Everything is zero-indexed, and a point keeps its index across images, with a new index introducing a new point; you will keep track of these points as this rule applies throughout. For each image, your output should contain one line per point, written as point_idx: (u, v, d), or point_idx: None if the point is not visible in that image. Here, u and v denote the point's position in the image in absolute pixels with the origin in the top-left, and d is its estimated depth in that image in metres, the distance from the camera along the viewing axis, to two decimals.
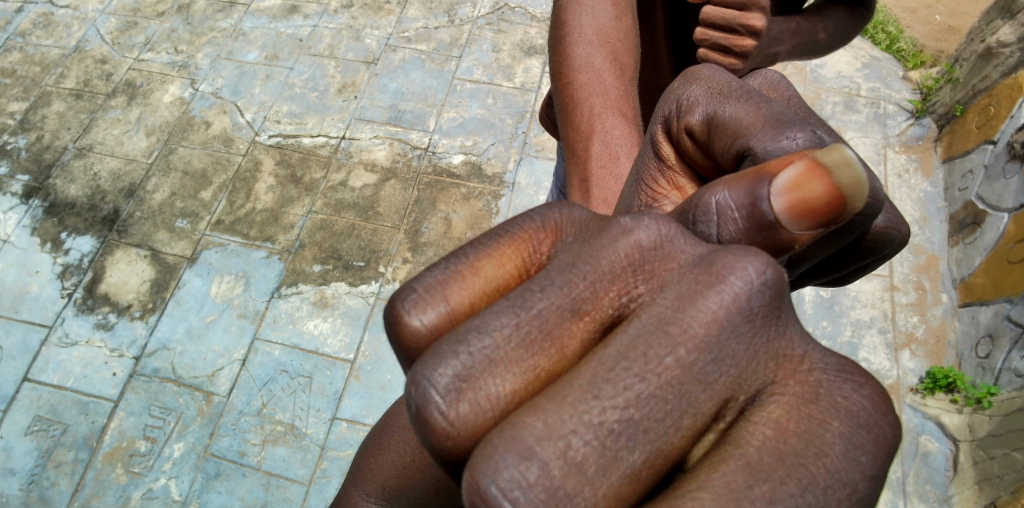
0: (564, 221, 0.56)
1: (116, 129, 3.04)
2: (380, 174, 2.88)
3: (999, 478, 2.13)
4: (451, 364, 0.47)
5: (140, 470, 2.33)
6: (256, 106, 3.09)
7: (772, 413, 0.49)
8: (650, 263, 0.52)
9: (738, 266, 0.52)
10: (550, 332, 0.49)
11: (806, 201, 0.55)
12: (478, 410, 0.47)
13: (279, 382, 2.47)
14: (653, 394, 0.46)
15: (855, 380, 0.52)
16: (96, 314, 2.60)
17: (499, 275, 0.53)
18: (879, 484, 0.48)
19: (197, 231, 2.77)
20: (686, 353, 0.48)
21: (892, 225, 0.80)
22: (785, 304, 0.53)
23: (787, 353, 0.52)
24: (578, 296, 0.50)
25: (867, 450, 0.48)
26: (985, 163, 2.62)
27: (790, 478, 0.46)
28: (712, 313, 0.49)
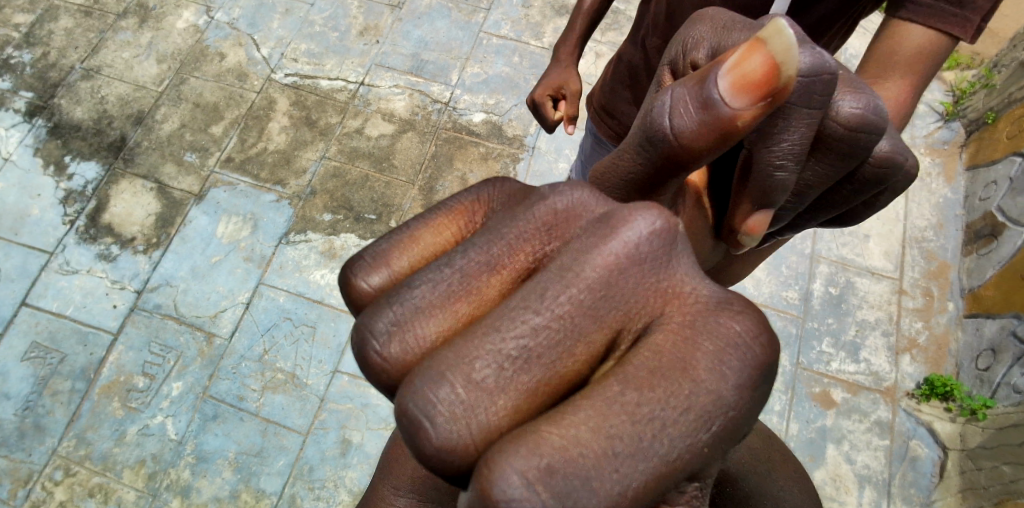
0: (487, 200, 0.74)
1: (126, 52, 2.91)
2: (397, 125, 2.81)
3: (984, 488, 2.19)
4: (388, 312, 0.65)
5: (138, 406, 2.31)
6: (273, 41, 2.96)
7: (653, 339, 0.62)
8: (559, 226, 0.68)
9: (626, 219, 0.66)
10: (471, 281, 0.65)
11: (753, 70, 0.66)
12: (407, 347, 0.64)
13: (282, 329, 2.44)
14: (546, 325, 0.61)
15: (734, 309, 0.64)
16: (98, 244, 2.54)
17: (436, 241, 0.72)
18: (736, 389, 0.61)
19: (205, 167, 2.69)
20: (577, 292, 0.63)
21: (898, 150, 0.84)
22: (676, 246, 0.67)
23: (675, 288, 0.66)
24: (494, 256, 0.66)
25: (730, 364, 0.61)
26: (1011, 175, 2.59)
27: (656, 387, 0.59)
28: (601, 263, 0.64)
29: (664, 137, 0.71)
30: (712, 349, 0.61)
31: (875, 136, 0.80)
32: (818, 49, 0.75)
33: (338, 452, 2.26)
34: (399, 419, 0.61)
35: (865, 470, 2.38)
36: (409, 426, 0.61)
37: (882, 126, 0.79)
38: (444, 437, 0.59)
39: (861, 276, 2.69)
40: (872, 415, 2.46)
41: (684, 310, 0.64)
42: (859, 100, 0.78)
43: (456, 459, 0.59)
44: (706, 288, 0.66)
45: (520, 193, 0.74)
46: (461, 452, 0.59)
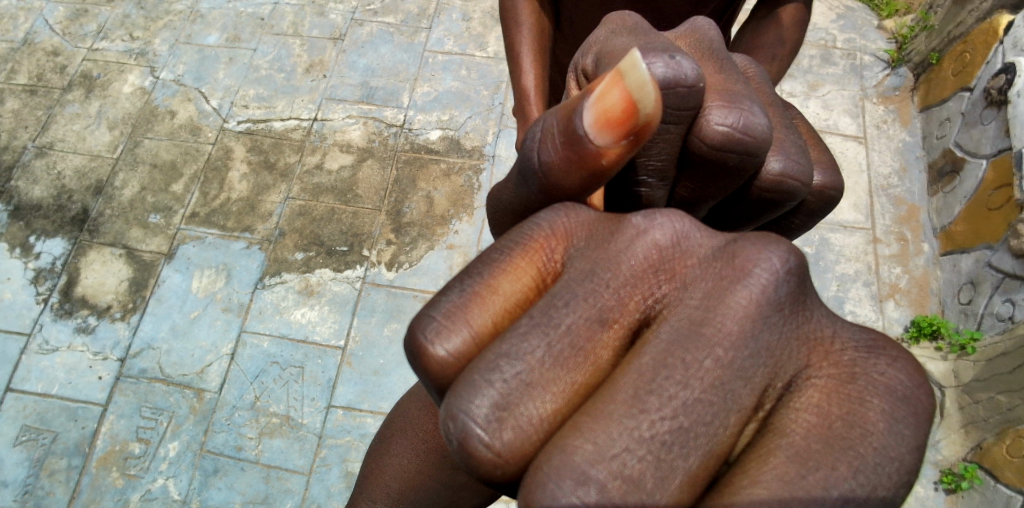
0: (565, 230, 0.69)
1: (77, 124, 2.92)
2: (356, 154, 2.82)
3: (984, 420, 2.21)
4: (488, 392, 0.58)
5: (137, 472, 2.30)
6: (221, 91, 2.98)
7: (809, 396, 0.61)
8: (670, 264, 0.66)
9: (758, 259, 0.65)
10: (581, 343, 0.61)
11: (612, 104, 0.66)
12: (522, 433, 0.58)
13: (270, 374, 2.44)
14: (698, 398, 0.58)
15: (890, 356, 0.64)
16: (74, 318, 2.54)
17: (516, 290, 0.65)
18: (915, 451, 0.59)
19: (171, 225, 2.69)
20: (722, 350, 0.60)
21: (788, 173, 0.82)
22: (807, 294, 0.67)
23: (820, 334, 0.66)
24: (602, 308, 0.63)
25: (908, 424, 0.60)
26: (962, 111, 2.62)
27: (840, 463, 0.57)
28: (743, 308, 0.62)
29: (532, 166, 0.74)
30: (883, 408, 0.60)
31: (750, 156, 0.77)
32: (678, 61, 0.72)
33: (343, 487, 2.26)
34: None
35: None
36: None
37: (757, 145, 0.76)
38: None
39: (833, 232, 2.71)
40: None
41: (835, 361, 0.64)
42: (726, 116, 0.75)
43: None
44: (845, 334, 0.66)
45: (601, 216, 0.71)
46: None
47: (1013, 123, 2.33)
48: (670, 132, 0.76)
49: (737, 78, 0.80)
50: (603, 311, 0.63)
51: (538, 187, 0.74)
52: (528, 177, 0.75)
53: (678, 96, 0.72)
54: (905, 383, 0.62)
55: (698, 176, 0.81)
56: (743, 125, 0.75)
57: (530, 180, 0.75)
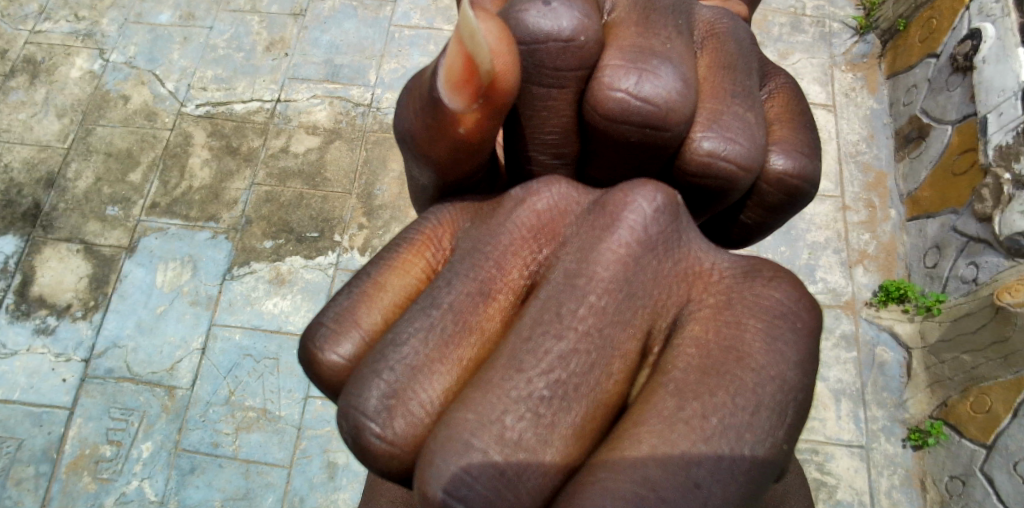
0: (448, 226, 0.98)
1: (22, 113, 2.75)
2: (323, 136, 2.72)
3: (949, 379, 2.30)
4: (378, 385, 0.81)
5: (110, 476, 2.22)
6: (177, 73, 2.83)
7: (691, 328, 0.85)
8: (551, 230, 0.90)
9: (626, 211, 0.87)
10: (467, 321, 0.84)
11: (455, 65, 0.83)
12: (411, 418, 0.80)
13: (244, 367, 2.37)
14: (576, 348, 0.80)
15: (766, 278, 0.88)
16: (33, 319, 2.41)
17: (403, 283, 0.92)
18: (795, 366, 0.81)
19: (131, 217, 2.57)
20: (597, 297, 0.82)
21: (717, 148, 0.95)
22: (683, 229, 0.91)
23: (698, 269, 0.90)
24: (486, 282, 0.86)
25: (785, 336, 0.82)
26: (928, 77, 2.67)
27: (720, 387, 0.78)
28: (614, 256, 0.84)
29: (405, 133, 0.96)
30: (758, 328, 0.82)
31: (650, 123, 0.92)
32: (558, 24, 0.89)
33: (325, 478, 2.22)
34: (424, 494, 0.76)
35: (839, 384, 2.49)
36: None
37: (655, 112, 0.91)
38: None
39: None
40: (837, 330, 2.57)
41: (712, 289, 0.89)
42: (622, 83, 0.90)
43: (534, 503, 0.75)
44: (721, 264, 0.92)
45: (477, 213, 0.98)
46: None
47: (978, 90, 2.38)
48: (556, 92, 0.95)
49: (657, 41, 0.94)
50: (484, 287, 0.86)
51: (419, 150, 0.95)
52: (407, 143, 0.96)
53: (552, 51, 0.90)
54: (784, 302, 0.85)
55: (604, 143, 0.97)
56: (635, 91, 0.90)
57: (409, 148, 0.97)
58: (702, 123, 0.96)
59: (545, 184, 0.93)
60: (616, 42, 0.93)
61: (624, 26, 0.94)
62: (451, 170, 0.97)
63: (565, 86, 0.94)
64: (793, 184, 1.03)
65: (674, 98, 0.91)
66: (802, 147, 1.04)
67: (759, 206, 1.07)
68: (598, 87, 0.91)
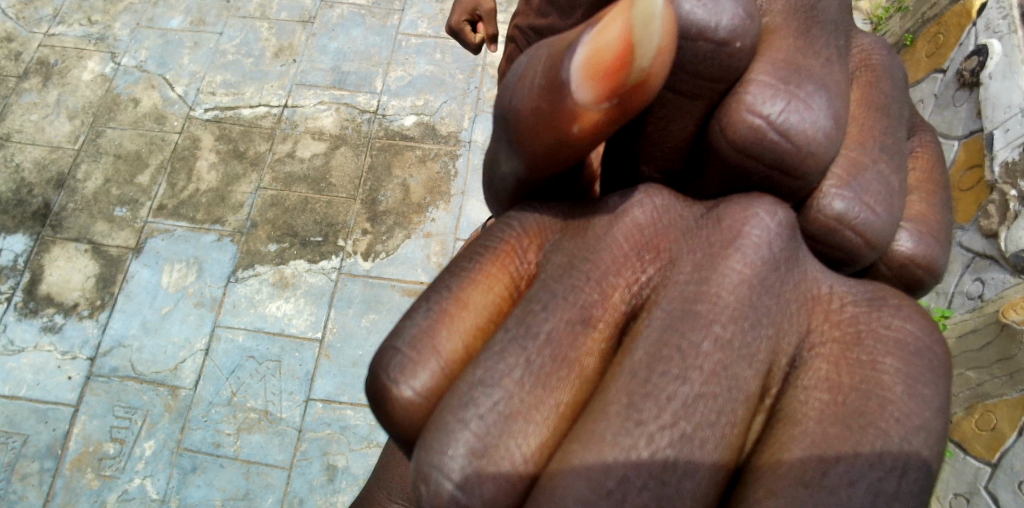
0: (533, 231, 0.77)
1: (34, 114, 2.81)
2: (329, 142, 2.75)
3: (956, 394, 2.28)
4: (464, 433, 0.63)
5: (113, 473, 2.26)
6: (186, 77, 2.87)
7: (817, 369, 0.69)
8: (653, 243, 0.73)
9: (752, 221, 0.72)
10: (566, 355, 0.66)
11: (607, 48, 0.64)
12: (503, 475, 0.63)
13: (247, 368, 2.39)
14: (699, 393, 0.63)
15: (894, 308, 0.74)
16: (41, 317, 2.46)
17: (486, 301, 0.72)
18: (936, 413, 0.67)
19: (139, 218, 2.61)
20: (720, 331, 0.66)
21: (848, 216, 0.79)
22: (800, 248, 0.76)
23: (818, 292, 0.75)
24: (586, 310, 0.69)
25: (925, 377, 0.68)
26: (935, 92, 2.65)
27: (862, 442, 0.63)
28: (741, 279, 0.68)
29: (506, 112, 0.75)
30: (897, 368, 0.68)
31: (788, 157, 0.76)
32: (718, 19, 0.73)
33: (324, 480, 2.24)
34: None
35: None
36: None
37: (795, 148, 0.76)
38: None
39: None
40: None
41: (836, 319, 0.73)
42: (770, 103, 0.75)
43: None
44: (844, 290, 0.76)
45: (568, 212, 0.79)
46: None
47: (984, 105, 2.36)
48: (682, 100, 0.79)
49: (816, 62, 0.79)
50: (586, 316, 0.68)
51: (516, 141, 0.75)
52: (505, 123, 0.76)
53: (699, 52, 0.75)
54: (917, 334, 0.71)
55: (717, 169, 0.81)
56: (782, 119, 0.75)
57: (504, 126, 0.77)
58: (843, 175, 0.79)
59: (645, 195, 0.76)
60: (771, 51, 0.78)
61: (783, 36, 0.79)
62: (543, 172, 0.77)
63: (699, 96, 0.78)
64: (916, 273, 0.85)
65: (820, 139, 0.76)
66: (937, 236, 0.86)
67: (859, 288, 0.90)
68: (737, 104, 0.76)
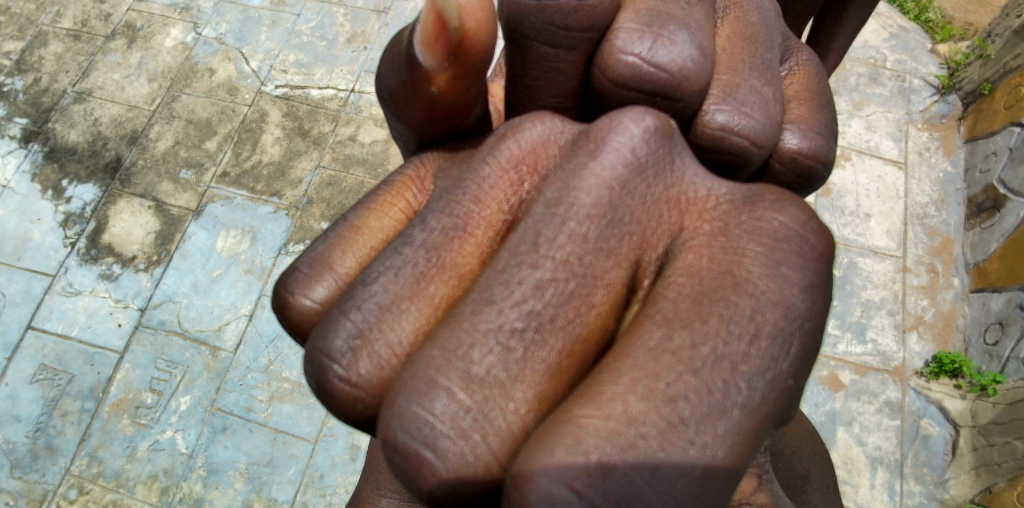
0: (428, 167, 1.00)
1: (117, 73, 2.94)
2: (390, 130, 2.80)
3: (998, 464, 2.19)
4: (419, 420, 0.71)
5: (147, 422, 2.34)
6: (261, 53, 2.98)
7: (685, 258, 0.82)
8: (536, 161, 0.89)
9: (615, 133, 0.84)
10: (440, 257, 0.83)
11: (429, 22, 0.86)
12: (376, 361, 0.79)
13: (286, 339, 2.45)
14: (631, 380, 0.71)
15: (767, 202, 0.84)
16: (100, 265, 2.57)
17: (381, 225, 0.93)
18: (803, 289, 0.77)
19: (201, 183, 2.71)
20: (579, 224, 0.80)
21: (731, 127, 0.96)
22: (675, 147, 0.89)
23: (694, 195, 0.88)
24: (464, 217, 0.85)
25: (786, 259, 0.78)
26: (1010, 146, 2.56)
27: (711, 315, 0.74)
28: (597, 180, 0.82)
29: (390, 86, 0.98)
30: (760, 253, 0.79)
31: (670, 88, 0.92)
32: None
33: (347, 458, 2.28)
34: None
35: (877, 452, 2.37)
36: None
37: (671, 82, 0.91)
38: (455, 468, 0.70)
39: (863, 256, 2.66)
40: (882, 396, 2.45)
41: (708, 218, 0.86)
42: (639, 54, 0.91)
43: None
44: (721, 191, 0.88)
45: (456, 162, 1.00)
46: (480, 471, 0.70)
47: None
48: (562, 53, 0.96)
49: (678, 7, 0.94)
50: (459, 224, 0.84)
51: (404, 102, 0.97)
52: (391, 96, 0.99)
53: (563, 10, 0.91)
54: (789, 225, 0.81)
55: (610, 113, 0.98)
56: (652, 64, 0.91)
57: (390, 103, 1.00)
58: (720, 95, 0.97)
59: (526, 120, 0.91)
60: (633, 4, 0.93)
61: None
62: (437, 120, 0.98)
63: (575, 48, 0.95)
64: (807, 163, 1.02)
65: (689, 65, 0.92)
66: (819, 128, 1.04)
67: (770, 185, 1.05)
68: (610, 54, 0.92)
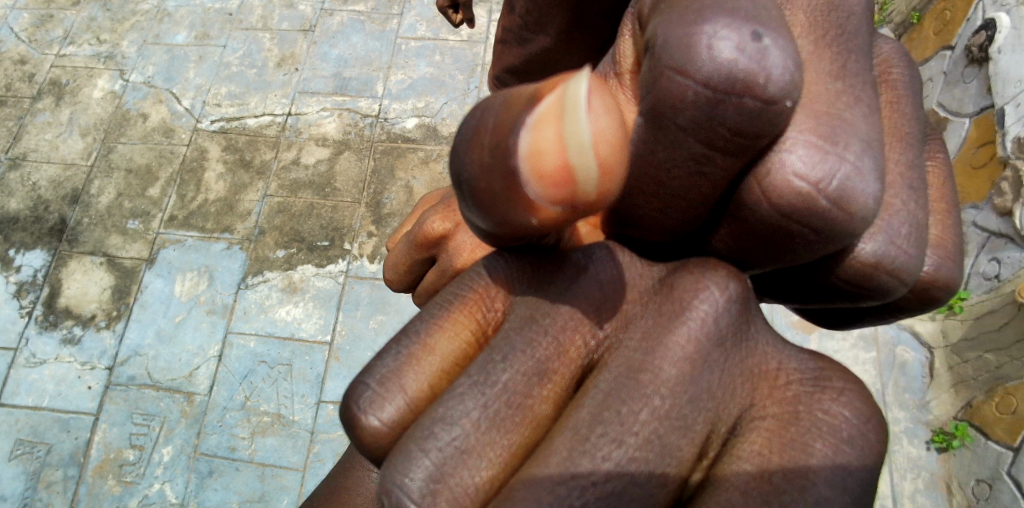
0: (501, 283, 0.75)
1: (48, 133, 2.89)
2: (332, 147, 2.78)
3: (973, 379, 2.24)
4: (420, 463, 0.63)
5: (133, 479, 2.32)
6: (192, 91, 2.94)
7: (752, 437, 0.68)
8: (612, 306, 0.73)
9: (700, 292, 0.71)
10: (521, 405, 0.66)
11: (545, 157, 0.55)
12: (458, 500, 0.63)
13: (259, 373, 2.44)
14: (649, 429, 0.65)
15: (838, 389, 0.70)
16: (60, 329, 2.54)
17: (452, 349, 0.71)
18: (861, 487, 0.65)
19: (151, 230, 2.68)
20: (658, 400, 0.66)
21: (882, 260, 0.76)
22: (750, 323, 0.74)
23: (765, 369, 0.73)
24: (540, 364, 0.69)
25: (853, 462, 0.65)
26: (944, 71, 2.58)
27: (781, 501, 0.62)
28: (683, 351, 0.68)
29: (458, 177, 0.63)
30: (806, 383, 0.70)
31: (852, 221, 0.69)
32: (768, 77, 0.63)
33: None
34: None
35: None
36: None
37: (848, 215, 0.69)
38: None
39: None
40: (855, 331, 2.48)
41: (783, 387, 0.71)
42: (814, 176, 0.68)
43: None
44: (791, 365, 0.73)
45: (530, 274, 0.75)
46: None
47: (995, 81, 2.30)
48: (718, 170, 0.69)
49: (859, 113, 0.71)
50: (540, 370, 0.68)
51: (481, 206, 0.62)
52: (457, 183, 0.64)
53: (741, 113, 0.64)
54: (854, 422, 0.67)
55: (745, 234, 0.74)
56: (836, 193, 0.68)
57: (455, 185, 0.65)
58: (876, 223, 0.76)
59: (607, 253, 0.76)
60: (810, 104, 0.69)
61: (821, 66, 0.71)
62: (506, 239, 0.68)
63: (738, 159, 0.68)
64: (934, 294, 0.85)
65: (868, 202, 0.69)
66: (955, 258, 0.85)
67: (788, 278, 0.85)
68: (777, 171, 0.68)
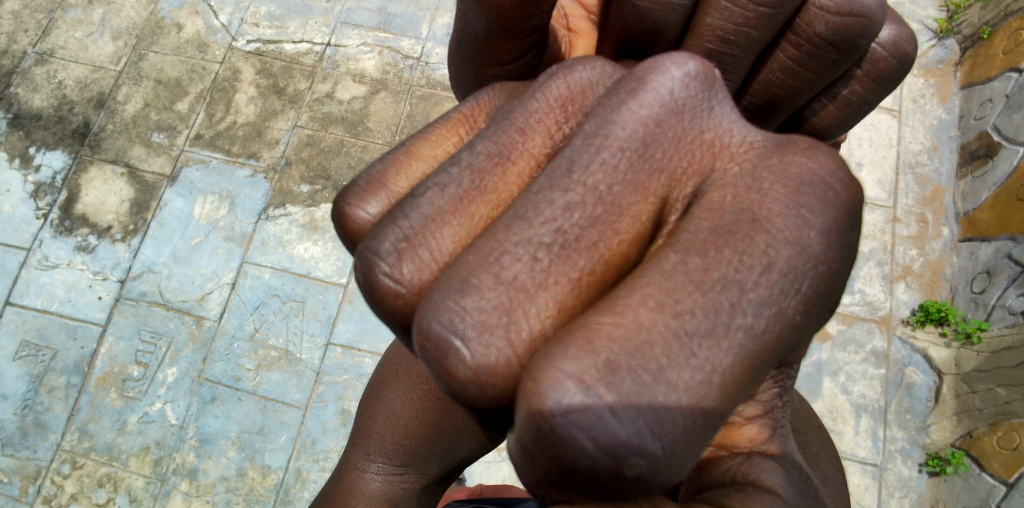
0: (485, 105, 0.78)
1: (78, 31, 2.80)
2: (369, 85, 2.70)
3: (979, 410, 2.24)
4: (388, 233, 0.65)
5: (135, 395, 2.33)
6: (231, 7, 2.83)
7: (711, 197, 0.66)
8: (578, 98, 0.72)
9: (656, 73, 0.69)
10: (486, 178, 0.66)
11: None
12: (422, 265, 0.64)
13: (271, 306, 2.42)
14: (580, 202, 0.63)
15: (804, 153, 0.68)
16: (75, 236, 2.50)
17: (436, 153, 0.73)
18: (821, 237, 0.65)
19: (174, 146, 2.62)
20: (613, 155, 0.65)
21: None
22: (714, 94, 0.72)
23: (723, 138, 0.70)
24: (507, 141, 0.69)
25: (806, 207, 0.65)
26: (1006, 93, 2.51)
27: (724, 249, 0.62)
28: (635, 116, 0.67)
29: None
30: (782, 195, 0.65)
31: None
32: None
33: (339, 424, 2.27)
34: (425, 349, 0.62)
35: (862, 399, 2.41)
36: (434, 350, 0.61)
37: None
38: (480, 357, 0.59)
39: None
40: (868, 346, 2.47)
41: (739, 160, 0.69)
42: None
43: (498, 380, 0.60)
44: (750, 136, 0.71)
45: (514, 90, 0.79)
46: (500, 372, 0.60)
47: None
48: None
49: None
50: (504, 151, 0.68)
51: None
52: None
53: None
54: (817, 172, 0.66)
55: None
56: None
57: None
58: None
59: (578, 60, 0.74)
60: None
61: None
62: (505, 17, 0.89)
63: None
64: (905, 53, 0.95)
65: None
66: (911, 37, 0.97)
67: (798, 46, 0.92)
68: None
